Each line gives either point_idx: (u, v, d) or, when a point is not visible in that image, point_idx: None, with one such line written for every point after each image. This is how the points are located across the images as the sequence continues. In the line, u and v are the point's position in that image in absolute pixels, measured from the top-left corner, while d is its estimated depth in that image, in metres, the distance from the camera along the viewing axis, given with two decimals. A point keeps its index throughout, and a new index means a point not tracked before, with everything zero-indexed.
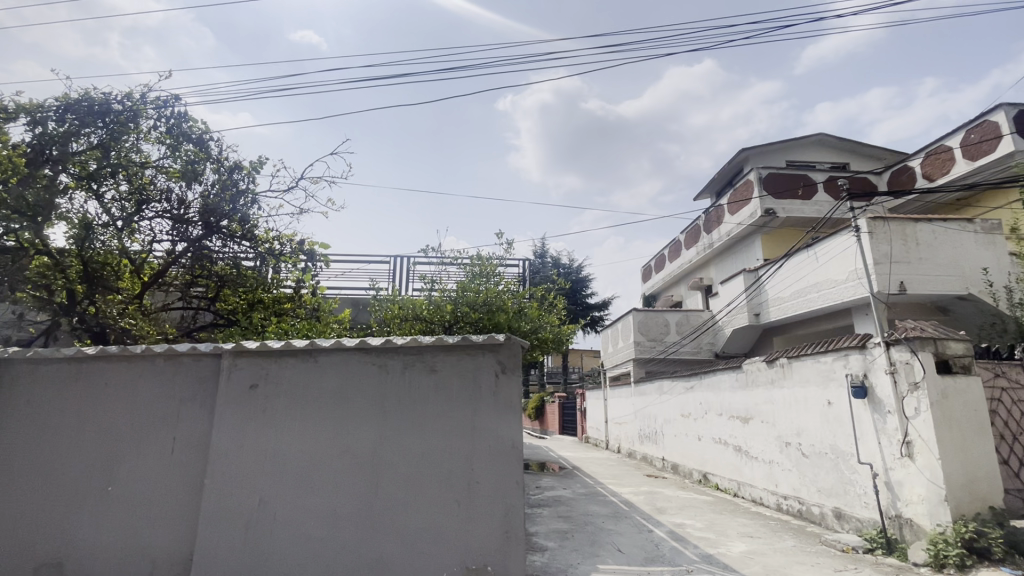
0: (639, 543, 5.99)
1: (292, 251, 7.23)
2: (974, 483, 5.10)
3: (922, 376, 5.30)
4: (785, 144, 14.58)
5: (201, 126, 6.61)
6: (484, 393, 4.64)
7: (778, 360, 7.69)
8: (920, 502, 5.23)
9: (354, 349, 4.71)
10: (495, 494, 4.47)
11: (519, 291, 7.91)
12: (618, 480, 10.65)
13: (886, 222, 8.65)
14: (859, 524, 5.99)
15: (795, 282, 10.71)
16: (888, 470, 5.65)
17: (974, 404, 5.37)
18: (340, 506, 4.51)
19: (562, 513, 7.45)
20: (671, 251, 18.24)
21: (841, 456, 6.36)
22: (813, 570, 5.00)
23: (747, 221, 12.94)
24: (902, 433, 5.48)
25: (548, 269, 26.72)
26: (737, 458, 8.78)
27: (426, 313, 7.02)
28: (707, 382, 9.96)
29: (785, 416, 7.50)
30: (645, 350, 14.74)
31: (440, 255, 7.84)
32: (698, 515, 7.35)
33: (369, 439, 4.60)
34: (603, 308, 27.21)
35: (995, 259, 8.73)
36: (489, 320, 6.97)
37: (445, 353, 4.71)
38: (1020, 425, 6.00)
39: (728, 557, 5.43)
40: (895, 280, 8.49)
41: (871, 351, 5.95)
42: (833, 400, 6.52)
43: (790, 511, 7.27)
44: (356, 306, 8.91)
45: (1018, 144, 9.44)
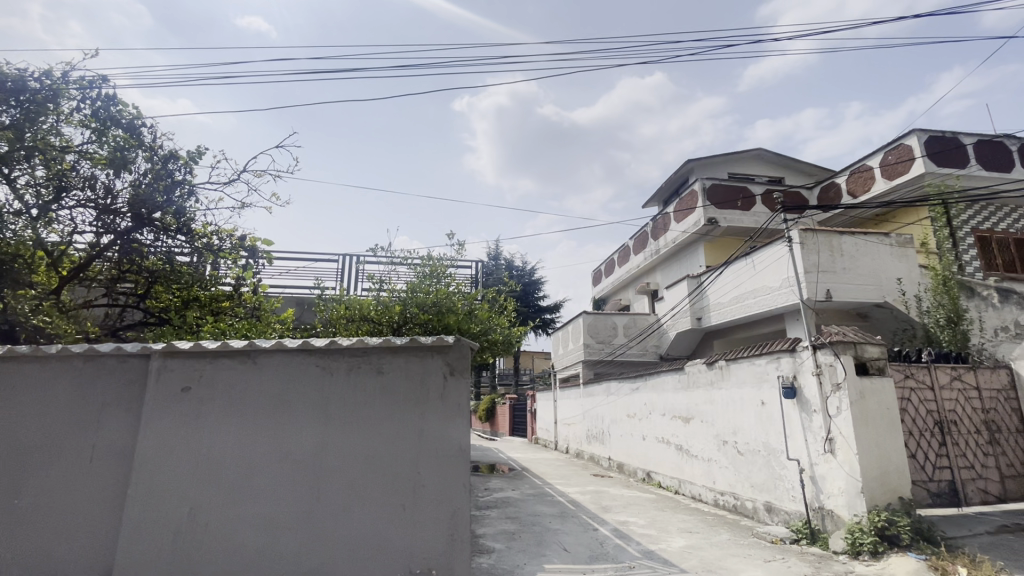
0: (584, 542, 6.11)
1: (231, 247, 6.88)
2: (887, 476, 5.55)
3: (843, 377, 5.73)
4: (727, 157, 15.37)
5: (132, 111, 6.15)
6: (431, 395, 4.59)
7: (717, 362, 8.07)
8: (840, 494, 5.65)
9: (297, 349, 4.55)
10: (441, 497, 4.43)
11: (470, 292, 7.87)
12: (565, 480, 10.80)
13: (815, 233, 9.28)
14: (787, 517, 6.37)
15: (734, 288, 11.28)
16: (813, 465, 6.05)
17: (888, 403, 5.85)
18: (277, 513, 4.32)
19: (509, 515, 7.47)
20: (620, 256, 18.76)
21: (773, 453, 6.75)
22: (745, 562, 5.28)
23: (692, 229, 13.52)
24: (826, 431, 5.90)
25: (500, 270, 26.84)
26: (678, 457, 9.15)
27: (373, 313, 6.86)
28: (652, 383, 10.29)
29: (723, 415, 7.88)
30: (594, 352, 15.07)
31: (389, 254, 7.67)
32: (641, 513, 7.59)
33: (312, 443, 4.45)
34: (555, 311, 27.60)
35: (907, 271, 9.53)
36: (439, 321, 6.89)
37: (393, 354, 4.64)
38: (926, 423, 6.59)
39: (668, 553, 5.63)
40: (822, 288, 9.12)
41: (800, 354, 6.35)
42: (766, 400, 6.92)
43: (725, 506, 7.64)
44: (301, 305, 8.61)
45: (928, 166, 10.38)
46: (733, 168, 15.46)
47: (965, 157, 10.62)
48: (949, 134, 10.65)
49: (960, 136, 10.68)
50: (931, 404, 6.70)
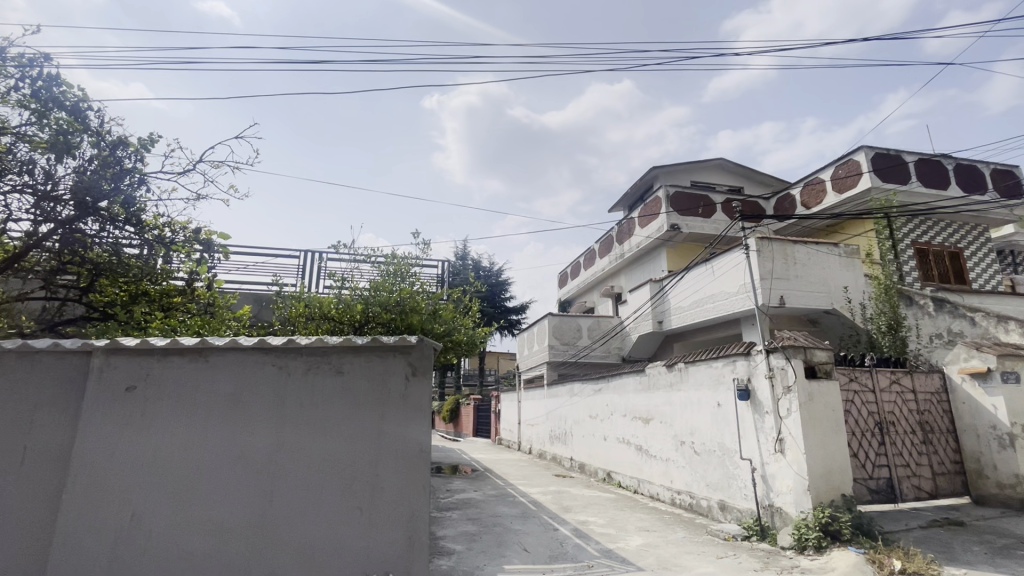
0: (544, 542, 6.16)
1: (184, 240, 6.44)
2: (831, 474, 5.84)
3: (793, 380, 6.00)
4: (690, 166, 15.83)
5: (77, 94, 5.81)
6: (392, 395, 4.53)
7: (676, 364, 8.30)
8: (788, 492, 5.90)
9: (252, 348, 4.40)
10: (401, 499, 4.37)
11: (435, 292, 7.78)
12: (527, 480, 10.85)
13: (770, 242, 9.67)
14: (739, 515, 6.61)
15: (694, 293, 11.62)
16: (764, 464, 6.29)
17: (833, 405, 6.15)
18: (227, 517, 4.16)
19: (471, 516, 7.44)
20: (586, 259, 19.01)
21: (727, 453, 6.99)
22: (699, 558, 5.45)
23: (655, 234, 13.85)
24: (777, 432, 6.15)
25: (467, 271, 26.76)
26: (637, 457, 9.35)
27: (334, 312, 6.72)
28: (613, 385, 10.48)
29: (681, 416, 8.10)
30: (558, 353, 15.20)
31: (352, 252, 7.48)
32: (601, 512, 7.71)
33: (266, 444, 4.31)
34: (521, 312, 27.69)
35: (854, 279, 10.06)
36: (402, 321, 6.77)
37: (354, 354, 4.55)
38: (867, 423, 6.97)
39: (625, 551, 5.75)
40: (776, 295, 9.51)
41: (754, 358, 6.60)
42: (722, 402, 7.16)
43: (681, 505, 7.85)
44: (259, 301, 8.36)
45: (874, 181, 11.00)
46: (695, 176, 15.93)
47: (907, 174, 11.30)
48: (893, 151, 11.31)
49: (903, 154, 11.37)
50: (872, 406, 7.08)
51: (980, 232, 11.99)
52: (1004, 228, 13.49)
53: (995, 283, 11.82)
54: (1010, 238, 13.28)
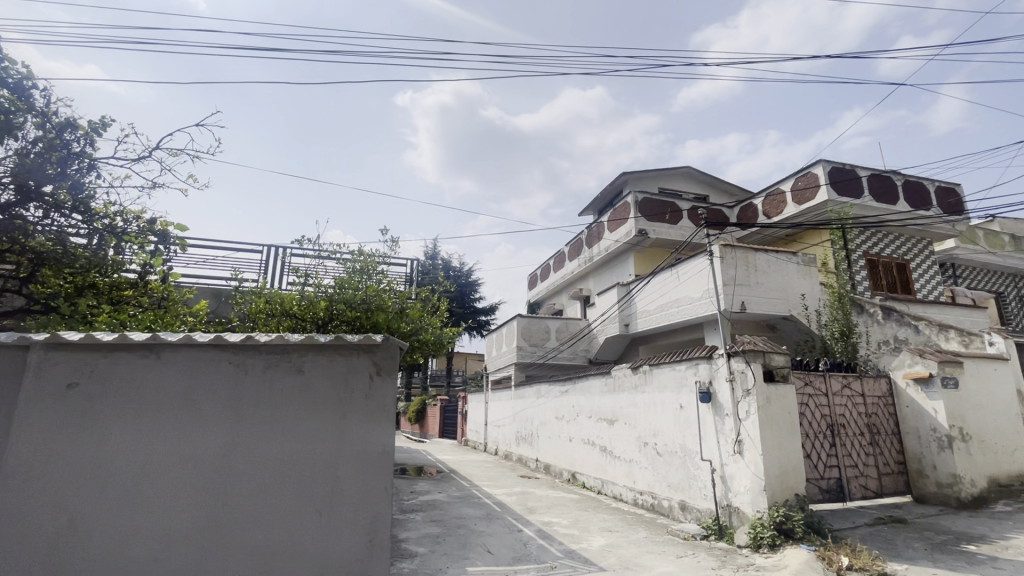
0: (508, 543, 6.13)
1: (139, 230, 6.08)
2: (785, 475, 6.04)
3: (752, 383, 6.19)
4: (659, 172, 16.15)
5: (21, 71, 5.45)
6: (355, 395, 4.42)
7: (641, 367, 8.42)
8: (745, 492, 6.07)
9: (208, 345, 4.21)
10: (361, 501, 4.27)
11: (403, 290, 7.61)
12: (492, 481, 10.81)
13: (733, 249, 9.97)
14: (699, 514, 6.75)
15: (660, 297, 11.84)
16: (724, 465, 6.46)
17: (789, 408, 6.37)
18: (176, 521, 3.97)
19: (434, 518, 7.34)
20: (556, 262, 19.12)
21: (688, 454, 7.14)
22: (659, 558, 5.53)
23: (624, 238, 14.05)
24: (736, 433, 6.32)
25: (436, 270, 26.51)
26: (602, 458, 9.45)
27: (297, 309, 6.51)
28: (580, 387, 10.55)
29: (645, 418, 8.24)
30: (526, 355, 15.22)
31: (317, 246, 7.20)
32: (565, 513, 7.74)
33: (220, 445, 4.13)
34: (490, 313, 27.61)
35: (810, 287, 10.45)
36: (367, 320, 6.58)
37: (316, 353, 4.42)
38: (820, 426, 7.24)
39: (588, 552, 5.78)
40: (738, 300, 9.80)
41: (716, 361, 6.77)
42: (684, 404, 7.31)
43: (644, 505, 7.97)
44: (217, 297, 8.06)
45: (830, 194, 11.49)
46: (663, 183, 16.26)
47: (860, 188, 11.85)
48: (848, 166, 11.85)
49: (857, 169, 11.92)
50: (825, 409, 7.37)
51: (924, 245, 12.70)
52: (945, 242, 14.34)
53: (938, 293, 12.55)
54: (951, 252, 14.12)
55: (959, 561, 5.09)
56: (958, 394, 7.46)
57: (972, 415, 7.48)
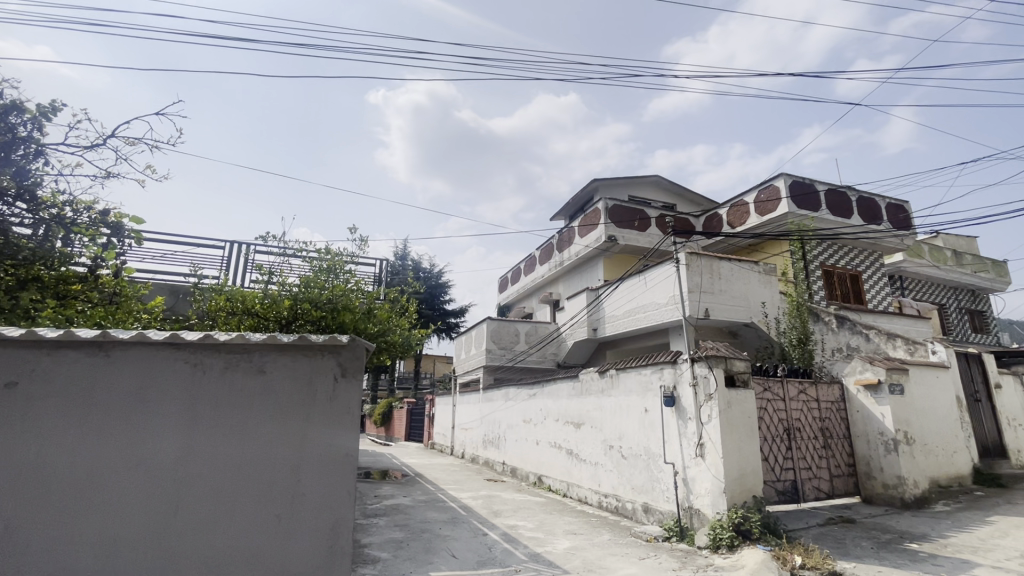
0: (472, 547, 6.10)
1: (90, 222, 5.61)
2: (744, 477, 6.23)
3: (715, 388, 6.36)
4: (629, 180, 16.45)
5: None
6: (319, 397, 4.33)
7: (608, 371, 8.52)
8: (706, 495, 6.22)
9: (162, 344, 4.03)
10: (323, 505, 4.18)
11: (371, 291, 7.48)
12: (458, 485, 10.73)
13: (698, 257, 10.23)
14: (661, 516, 6.89)
15: (627, 302, 12.04)
16: (686, 468, 6.61)
17: (748, 412, 6.58)
18: (124, 529, 3.77)
19: (398, 522, 7.23)
20: (526, 265, 19.20)
21: (652, 457, 7.26)
22: (622, 560, 5.61)
23: (594, 244, 14.22)
24: (698, 437, 6.48)
25: (406, 271, 26.21)
26: (568, 461, 9.53)
27: (259, 308, 6.29)
28: (548, 390, 10.61)
29: (610, 421, 8.34)
30: (495, 358, 15.18)
31: (282, 244, 6.98)
32: (531, 516, 7.76)
33: (173, 448, 3.95)
34: (460, 315, 27.45)
35: (770, 295, 10.84)
36: (333, 320, 6.42)
37: (278, 353, 4.30)
38: (777, 430, 7.50)
39: (552, 555, 5.81)
40: (702, 307, 10.06)
41: (680, 366, 6.92)
42: (649, 408, 7.45)
43: (608, 508, 8.08)
44: (175, 293, 7.75)
45: (791, 207, 11.96)
46: (633, 191, 16.58)
47: (818, 202, 12.38)
48: (807, 180, 12.36)
49: (816, 183, 12.46)
50: (782, 413, 7.64)
51: (876, 257, 13.35)
52: (895, 256, 15.13)
53: (887, 304, 13.22)
54: (899, 265, 14.91)
55: (903, 559, 5.36)
56: (904, 399, 7.87)
57: (916, 420, 7.90)
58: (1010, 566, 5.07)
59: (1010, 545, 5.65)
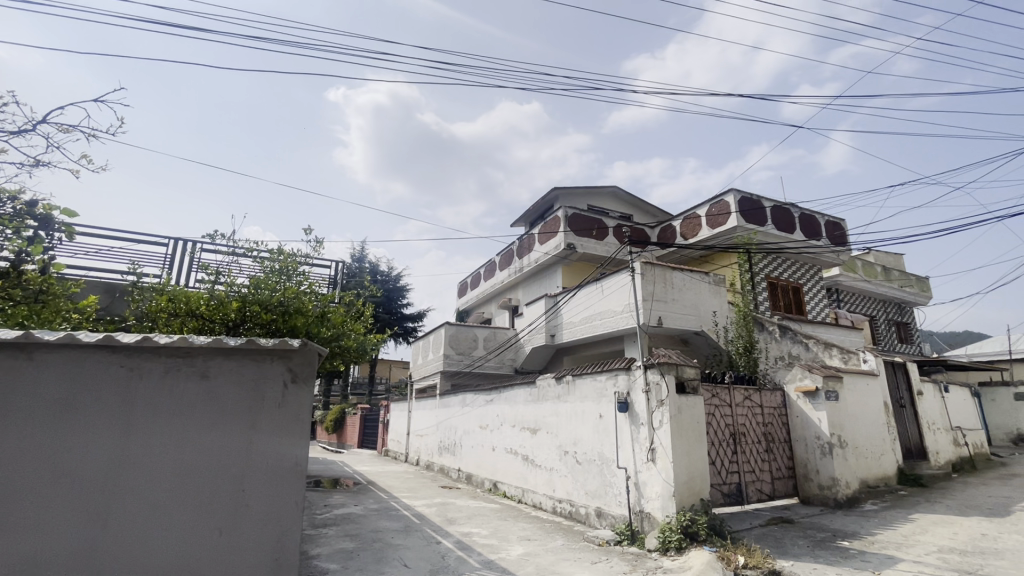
0: (425, 556, 6.00)
1: (14, 213, 4.97)
2: (692, 481, 6.46)
3: (666, 394, 6.57)
4: (588, 190, 16.80)
5: None
6: (267, 403, 4.18)
7: (564, 377, 8.63)
8: (656, 498, 6.40)
9: (96, 346, 3.77)
10: (269, 517, 4.02)
11: (325, 294, 7.27)
12: (412, 493, 10.55)
13: (653, 267, 10.55)
14: (613, 520, 7.02)
15: (585, 309, 12.25)
16: (638, 473, 6.77)
17: (697, 417, 6.82)
18: (45, 546, 3.49)
19: (349, 532, 7.02)
20: (486, 271, 19.20)
21: (605, 462, 7.40)
22: (574, 564, 5.68)
23: (553, 251, 14.40)
24: (650, 442, 6.66)
25: (363, 274, 25.63)
26: (523, 467, 9.55)
27: (204, 309, 5.99)
28: (504, 396, 10.62)
29: (566, 426, 8.44)
30: (453, 363, 14.99)
31: (231, 243, 6.68)
32: (485, 523, 7.73)
33: (104, 457, 3.69)
34: (418, 320, 27.07)
35: (719, 305, 11.32)
36: (285, 323, 6.19)
37: (225, 357, 4.12)
38: (723, 435, 7.80)
39: (506, 561, 5.81)
40: (655, 315, 10.37)
41: (634, 372, 7.09)
42: (603, 413, 7.59)
43: (562, 513, 8.15)
44: (110, 292, 7.27)
45: (739, 221, 12.55)
46: (592, 201, 16.93)
47: (764, 217, 13.05)
48: (755, 197, 13.02)
49: (762, 200, 13.12)
50: (729, 419, 7.96)
51: (816, 271, 14.18)
52: (832, 270, 16.13)
53: (824, 315, 14.05)
54: (836, 279, 15.91)
55: (836, 556, 5.69)
56: (838, 405, 8.38)
57: (848, 425, 8.43)
58: (929, 560, 5.48)
59: (929, 541, 6.11)
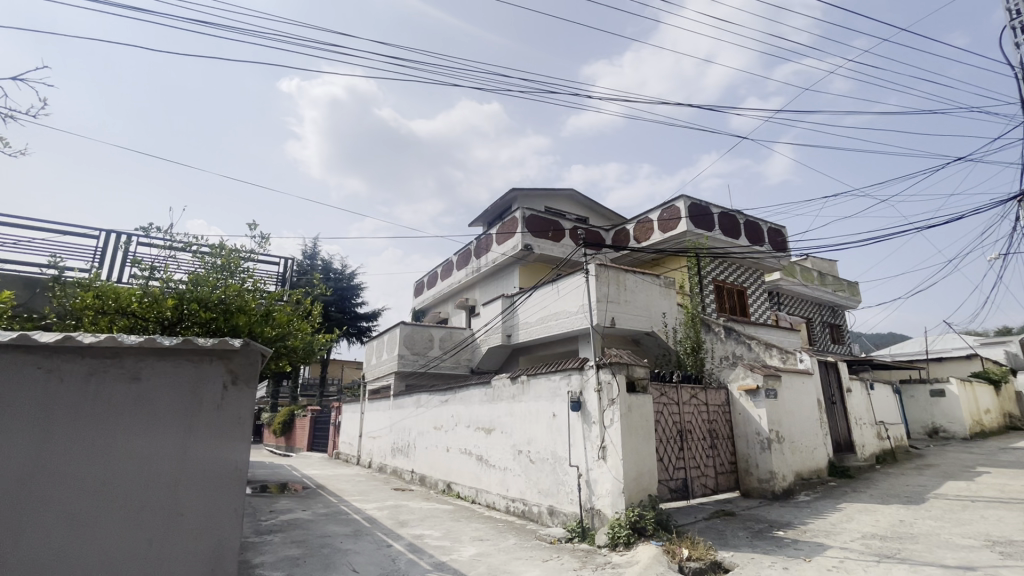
0: (375, 560, 5.89)
1: None
2: (640, 477, 6.65)
3: (617, 393, 6.74)
4: (546, 192, 16.99)
5: None
6: (204, 407, 3.99)
7: (519, 377, 8.68)
8: (606, 495, 6.55)
9: (10, 345, 3.48)
10: (204, 527, 3.83)
11: (271, 292, 7.00)
12: (363, 496, 10.32)
13: (607, 268, 10.78)
14: (564, 518, 7.13)
15: (540, 310, 12.37)
16: (589, 470, 6.90)
17: (645, 416, 7.03)
18: None
19: (295, 538, 6.79)
20: (443, 270, 19.07)
21: (558, 461, 7.50)
22: (526, 563, 5.71)
23: (510, 252, 14.46)
24: (601, 440, 6.80)
25: (314, 272, 24.81)
26: (477, 467, 9.54)
27: (136, 307, 5.61)
28: (459, 396, 10.56)
29: (520, 426, 8.49)
30: (407, 364, 14.75)
31: (168, 237, 6.35)
32: (438, 524, 7.66)
33: (15, 465, 3.40)
34: (372, 319, 26.50)
35: (669, 306, 11.72)
36: (226, 322, 5.89)
37: (157, 358, 3.90)
38: (670, 432, 8.07)
39: (458, 562, 5.78)
40: (608, 316, 10.61)
41: (586, 372, 7.21)
42: (557, 412, 7.68)
43: (515, 512, 8.20)
44: (30, 287, 6.72)
45: (689, 226, 13.04)
46: (549, 203, 17.13)
47: (712, 223, 13.61)
48: (703, 203, 13.55)
49: (710, 206, 13.67)
50: (676, 417, 8.25)
51: (759, 275, 14.91)
52: (774, 274, 17.04)
53: (766, 317, 14.80)
54: (777, 282, 16.80)
55: (771, 545, 6.01)
56: (776, 402, 8.85)
57: (785, 421, 8.92)
58: (853, 546, 5.88)
59: (854, 528, 6.56)
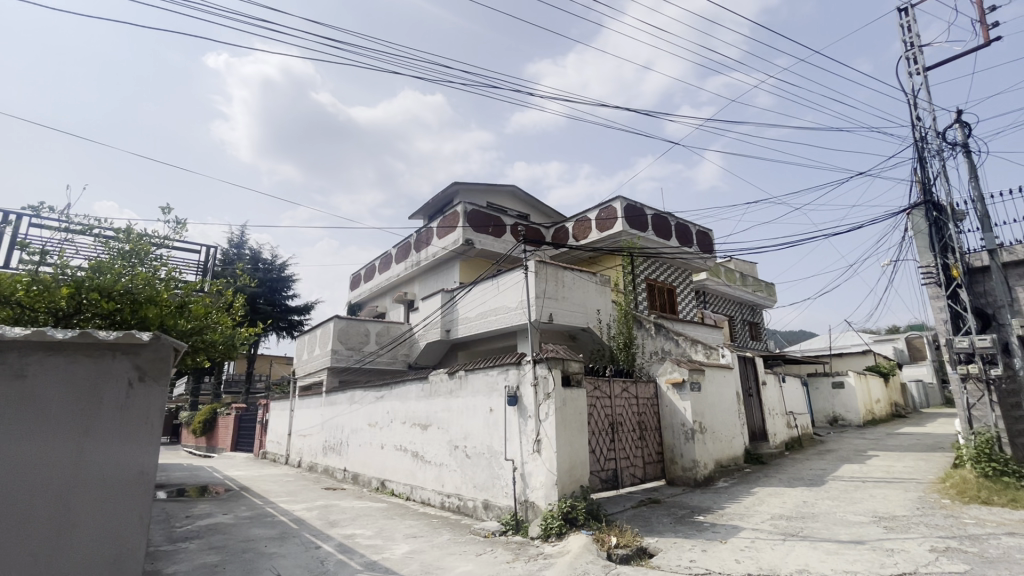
0: (302, 563, 5.65)
1: None
2: (573, 469, 6.83)
3: (553, 388, 6.87)
4: (488, 188, 16.96)
5: None
6: (105, 407, 3.72)
7: (456, 372, 8.61)
8: (540, 487, 6.69)
9: None
10: (104, 538, 3.59)
11: (189, 282, 6.52)
12: (291, 496, 9.88)
13: (545, 265, 10.94)
14: (499, 512, 7.20)
15: (479, 305, 12.36)
16: (524, 464, 7.00)
17: (579, 409, 7.22)
18: None
19: (213, 544, 6.37)
20: (381, 263, 18.56)
21: (494, 455, 7.54)
22: (459, 558, 5.71)
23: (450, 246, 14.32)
24: (536, 434, 6.92)
25: (240, 262, 23.30)
26: (412, 464, 9.40)
27: (22, 296, 4.97)
28: (395, 392, 10.33)
29: (456, 422, 8.45)
30: (342, 359, 14.27)
31: (64, 219, 5.74)
32: (370, 523, 7.48)
33: None
34: (305, 313, 25.35)
35: (603, 303, 12.10)
36: (134, 313, 5.38)
37: (47, 352, 3.50)
38: (603, 424, 8.35)
39: (390, 561, 5.68)
40: (546, 313, 10.78)
41: (524, 367, 7.27)
42: (494, 407, 7.71)
43: (450, 507, 8.18)
44: None
45: (624, 226, 13.51)
46: (491, 198, 17.12)
47: (646, 225, 14.18)
48: (638, 205, 14.08)
49: (644, 208, 14.23)
50: (608, 410, 8.54)
51: (688, 275, 15.71)
52: (701, 274, 18.04)
53: (693, 314, 15.65)
54: (704, 282, 17.83)
55: (691, 529, 6.40)
56: (699, 395, 9.41)
57: (707, 412, 9.49)
58: (764, 527, 6.37)
59: (765, 510, 7.11)
